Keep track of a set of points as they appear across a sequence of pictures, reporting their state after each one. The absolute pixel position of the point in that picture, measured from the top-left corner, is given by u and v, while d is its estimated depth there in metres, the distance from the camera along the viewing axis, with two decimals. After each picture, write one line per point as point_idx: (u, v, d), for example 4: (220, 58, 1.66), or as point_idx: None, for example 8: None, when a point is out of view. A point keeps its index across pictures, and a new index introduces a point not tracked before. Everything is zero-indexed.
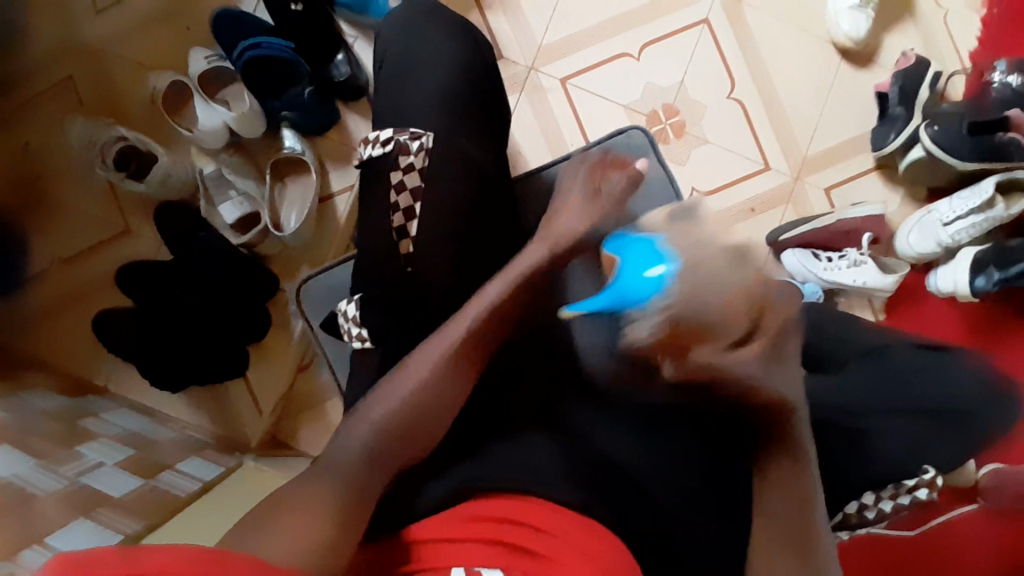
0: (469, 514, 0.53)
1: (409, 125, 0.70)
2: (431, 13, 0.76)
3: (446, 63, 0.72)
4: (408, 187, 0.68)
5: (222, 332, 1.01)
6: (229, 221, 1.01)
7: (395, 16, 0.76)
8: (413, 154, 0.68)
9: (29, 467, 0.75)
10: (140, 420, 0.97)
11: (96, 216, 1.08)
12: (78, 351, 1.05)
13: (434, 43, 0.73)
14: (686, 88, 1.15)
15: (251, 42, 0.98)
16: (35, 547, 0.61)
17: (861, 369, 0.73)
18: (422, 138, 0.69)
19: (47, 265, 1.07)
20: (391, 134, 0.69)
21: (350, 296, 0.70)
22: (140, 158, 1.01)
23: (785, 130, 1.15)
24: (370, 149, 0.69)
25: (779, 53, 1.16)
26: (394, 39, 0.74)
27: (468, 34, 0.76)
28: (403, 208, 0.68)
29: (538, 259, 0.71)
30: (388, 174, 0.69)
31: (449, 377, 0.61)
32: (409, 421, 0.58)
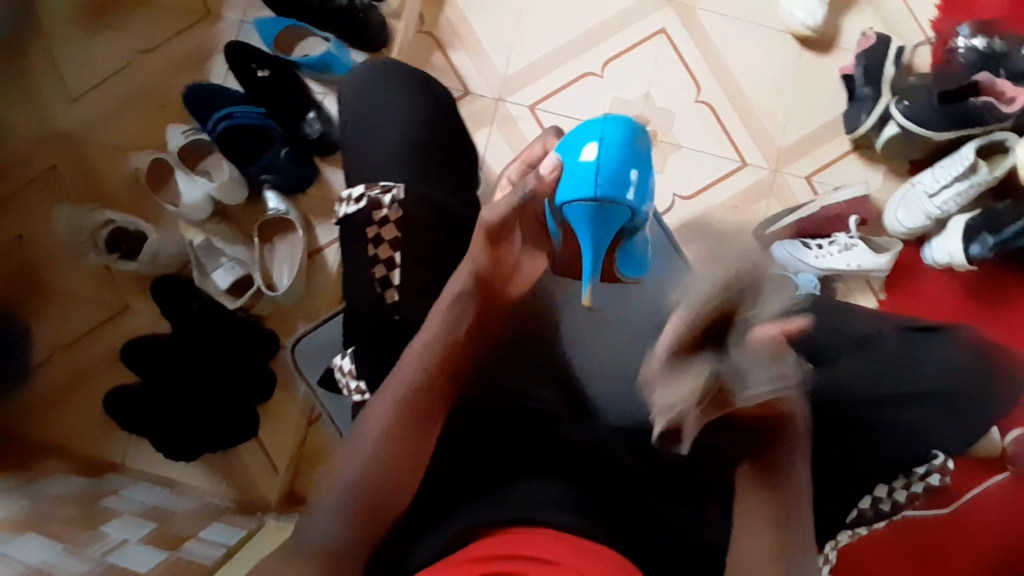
0: (470, 555, 0.52)
1: (379, 179, 0.71)
2: (390, 67, 0.78)
3: (409, 114, 0.75)
4: (386, 238, 0.70)
5: (228, 397, 1.03)
6: (223, 286, 1.03)
7: (355, 75, 0.79)
8: (386, 207, 0.70)
9: (56, 552, 0.76)
10: (157, 491, 0.99)
11: (94, 297, 1.10)
12: (93, 432, 1.07)
13: (394, 96, 0.76)
14: (652, 98, 1.17)
15: (223, 113, 1.01)
16: None
17: (849, 362, 0.73)
18: (393, 190, 0.70)
19: (55, 351, 1.09)
20: (362, 191, 0.71)
21: (345, 353, 0.71)
22: (131, 238, 1.05)
23: (755, 124, 1.16)
24: (345, 207, 0.72)
25: (737, 50, 1.18)
26: (356, 96, 0.77)
27: (426, 81, 0.79)
28: (383, 260, 0.70)
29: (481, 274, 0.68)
30: (366, 230, 0.70)
31: (421, 392, 0.63)
32: (401, 450, 0.61)
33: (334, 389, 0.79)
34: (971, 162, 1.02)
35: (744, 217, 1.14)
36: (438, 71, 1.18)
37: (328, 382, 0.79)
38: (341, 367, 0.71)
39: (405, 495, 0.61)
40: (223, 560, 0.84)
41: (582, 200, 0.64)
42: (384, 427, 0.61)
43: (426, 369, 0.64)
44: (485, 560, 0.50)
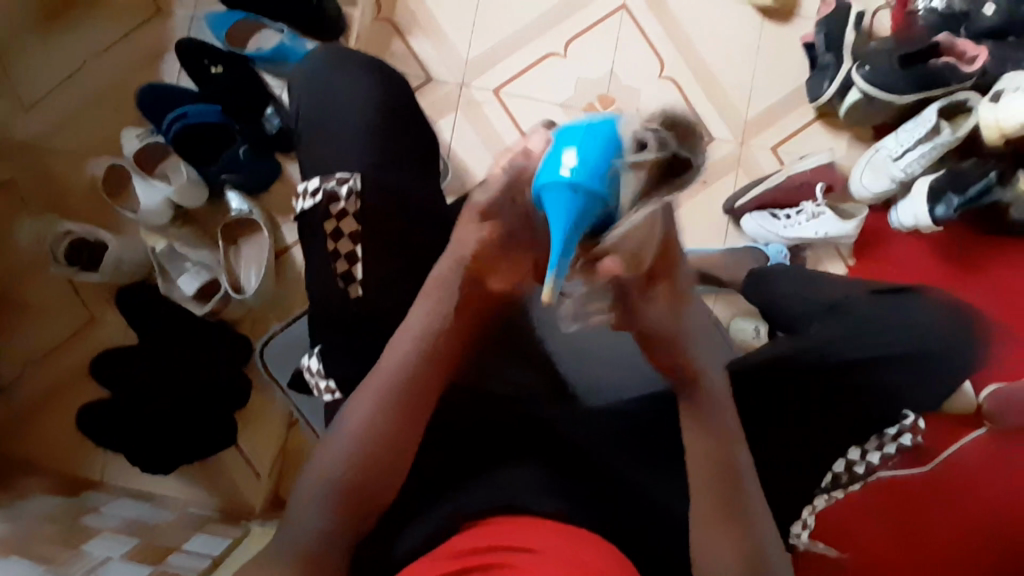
0: (452, 549, 0.51)
1: (335, 171, 0.69)
2: (342, 54, 0.76)
3: (364, 101, 0.73)
4: (345, 233, 0.68)
5: (202, 406, 1.00)
6: (189, 292, 1.00)
7: (308, 64, 0.76)
8: (344, 200, 0.68)
9: (38, 573, 0.74)
10: (137, 505, 0.97)
11: (57, 311, 1.07)
12: (66, 448, 1.05)
13: (347, 84, 0.73)
14: (618, 76, 1.15)
15: (178, 113, 0.99)
16: None
17: (822, 327, 0.74)
18: (350, 182, 0.68)
19: (22, 369, 1.06)
20: (318, 183, 0.69)
21: (312, 352, 0.70)
22: (92, 248, 1.01)
23: (721, 97, 1.16)
24: (302, 202, 0.70)
25: (699, 23, 1.17)
26: (308, 88, 0.74)
27: (381, 69, 0.76)
28: (344, 254, 0.68)
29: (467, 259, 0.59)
30: (322, 227, 0.68)
31: (405, 395, 0.59)
32: (383, 456, 0.57)
33: (308, 390, 0.78)
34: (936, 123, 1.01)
35: (715, 191, 1.14)
36: (398, 58, 1.15)
37: (301, 384, 0.77)
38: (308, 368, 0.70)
39: (390, 487, 0.59)
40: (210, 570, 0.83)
41: (559, 188, 0.44)
42: (365, 434, 0.57)
43: (407, 370, 0.59)
44: (466, 554, 0.50)
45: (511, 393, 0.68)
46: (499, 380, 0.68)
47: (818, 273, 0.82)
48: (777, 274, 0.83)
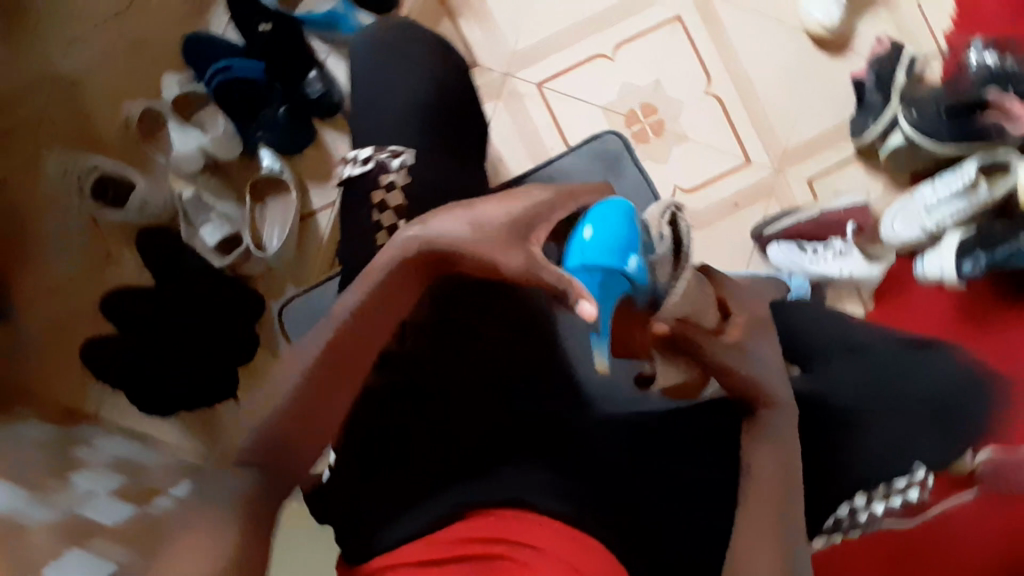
0: (455, 535, 0.54)
1: (387, 144, 0.70)
2: (410, 29, 0.77)
3: (426, 80, 0.73)
4: (391, 205, 0.67)
5: (207, 356, 1.00)
6: (211, 243, 1.00)
7: (371, 36, 0.77)
8: (395, 172, 0.68)
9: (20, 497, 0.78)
10: (129, 444, 0.99)
11: (77, 243, 1.07)
12: (70, 380, 1.05)
13: (411, 62, 0.74)
14: (662, 87, 1.15)
15: (220, 66, 0.98)
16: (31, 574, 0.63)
17: (848, 370, 0.74)
18: (405, 157, 0.69)
19: (35, 295, 1.07)
20: (370, 152, 0.69)
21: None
22: (118, 186, 1.01)
23: (763, 122, 1.15)
24: (351, 168, 0.70)
25: (751, 45, 1.16)
26: (366, 63, 0.75)
27: (439, 49, 0.76)
28: (386, 226, 0.67)
29: (428, 238, 0.60)
30: (370, 195, 0.68)
31: (335, 361, 0.60)
32: (305, 418, 0.59)
33: None
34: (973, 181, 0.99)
35: (744, 216, 1.14)
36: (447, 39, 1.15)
37: None
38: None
39: (308, 450, 0.60)
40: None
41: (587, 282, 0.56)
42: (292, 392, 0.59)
43: (332, 338, 0.60)
44: (469, 541, 0.53)
45: (526, 387, 0.67)
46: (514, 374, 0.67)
47: (844, 315, 0.81)
48: (802, 307, 0.80)
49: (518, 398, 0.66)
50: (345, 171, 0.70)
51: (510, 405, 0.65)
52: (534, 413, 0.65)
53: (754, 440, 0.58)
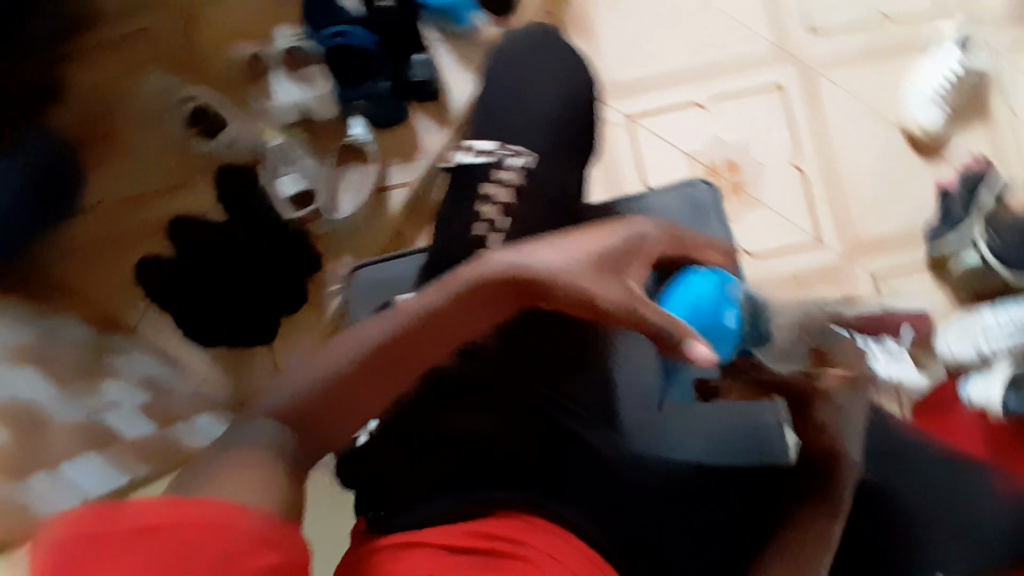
0: (468, 526, 0.56)
1: (508, 143, 0.72)
2: (550, 39, 0.79)
3: (550, 92, 0.75)
4: (498, 201, 0.69)
5: (254, 300, 1.03)
6: (286, 194, 1.02)
7: (509, 42, 0.79)
8: (510, 171, 0.70)
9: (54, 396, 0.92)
10: (158, 367, 1.01)
11: (156, 160, 1.08)
12: (113, 288, 1.05)
13: (540, 71, 0.76)
14: (751, 149, 1.15)
15: (336, 30, 1.01)
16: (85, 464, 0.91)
17: (905, 478, 0.71)
18: (526, 159, 0.70)
19: (99, 203, 1.08)
20: (491, 147, 0.71)
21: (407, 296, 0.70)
22: (213, 119, 1.04)
23: (842, 207, 1.15)
24: (468, 155, 0.71)
25: (846, 130, 1.16)
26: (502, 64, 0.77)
27: (562, 61, 0.78)
28: (488, 220, 0.68)
29: (522, 264, 0.61)
30: (478, 185, 0.70)
31: (398, 360, 0.58)
32: (342, 402, 0.56)
33: None
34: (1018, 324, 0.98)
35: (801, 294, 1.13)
36: None
37: None
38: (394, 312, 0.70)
39: (341, 433, 0.56)
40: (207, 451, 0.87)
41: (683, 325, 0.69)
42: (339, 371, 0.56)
43: (402, 330, 0.58)
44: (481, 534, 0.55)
45: (569, 407, 0.67)
46: (560, 392, 0.68)
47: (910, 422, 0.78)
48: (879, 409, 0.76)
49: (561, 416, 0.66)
50: (458, 156, 0.71)
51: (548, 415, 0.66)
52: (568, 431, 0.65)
53: (816, 509, 0.62)
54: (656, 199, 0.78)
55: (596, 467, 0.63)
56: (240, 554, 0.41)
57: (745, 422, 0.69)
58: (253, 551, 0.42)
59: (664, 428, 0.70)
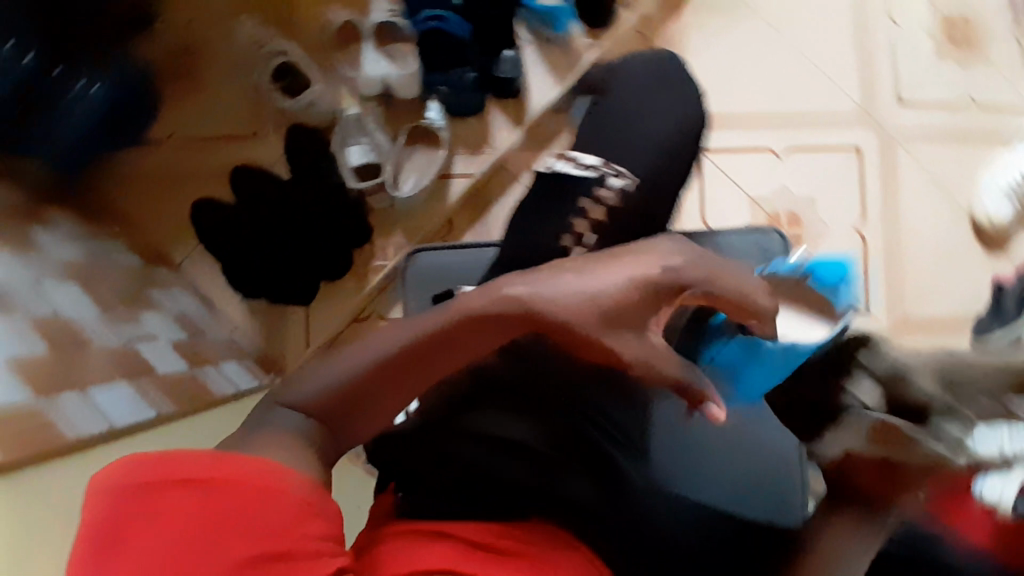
0: (483, 526, 0.55)
1: (611, 161, 0.71)
2: (674, 71, 0.78)
3: (655, 117, 0.74)
4: (591, 217, 0.69)
5: (301, 260, 1.04)
6: (353, 164, 1.03)
7: (629, 64, 0.78)
8: (608, 190, 0.70)
9: (94, 316, 0.81)
10: (197, 308, 1.02)
11: (230, 106, 1.10)
12: (168, 224, 1.08)
13: (648, 95, 0.75)
14: (817, 206, 1.14)
15: (433, 14, 1.00)
16: (78, 392, 0.69)
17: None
18: (625, 182, 0.70)
19: (167, 135, 1.09)
20: (595, 163, 0.71)
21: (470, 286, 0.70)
22: (295, 76, 1.04)
23: (895, 281, 1.13)
24: (569, 166, 0.71)
25: (914, 206, 1.15)
26: (625, 85, 0.77)
27: (683, 89, 0.77)
28: (576, 233, 0.68)
29: (544, 295, 0.52)
30: (577, 198, 0.70)
31: (404, 372, 0.51)
32: (358, 400, 0.51)
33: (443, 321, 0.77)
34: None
35: None
36: None
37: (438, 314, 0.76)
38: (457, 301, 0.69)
39: (368, 427, 0.53)
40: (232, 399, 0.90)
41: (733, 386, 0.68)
42: (343, 379, 0.51)
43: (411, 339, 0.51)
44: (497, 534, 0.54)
45: (602, 425, 0.66)
46: (597, 408, 0.67)
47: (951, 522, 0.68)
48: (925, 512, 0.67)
49: (593, 435, 0.65)
50: (555, 164, 0.71)
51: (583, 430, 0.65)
52: (600, 450, 0.65)
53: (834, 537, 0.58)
54: (729, 238, 0.77)
55: (620, 491, 0.63)
56: (282, 523, 0.43)
57: (768, 478, 0.71)
58: (294, 520, 0.43)
59: (684, 440, 0.71)
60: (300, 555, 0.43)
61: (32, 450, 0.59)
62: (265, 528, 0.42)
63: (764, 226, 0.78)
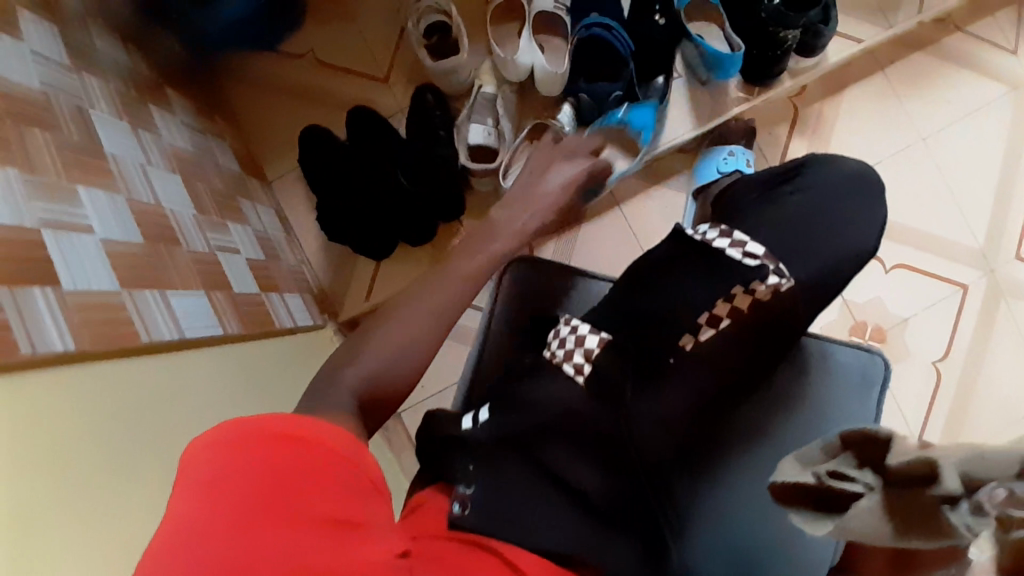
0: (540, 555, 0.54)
1: (778, 261, 0.67)
2: (868, 184, 0.75)
3: (846, 236, 0.72)
4: (733, 303, 0.65)
5: (389, 216, 1.01)
6: (471, 141, 1.01)
7: (835, 161, 0.76)
8: (764, 286, 0.65)
9: (189, 213, 0.81)
10: (278, 230, 1.02)
11: (371, 45, 1.08)
12: (275, 138, 1.08)
13: (837, 211, 0.73)
14: (905, 328, 1.10)
15: (602, 20, 0.97)
16: (158, 292, 0.68)
17: None
18: (783, 282, 0.66)
19: (303, 53, 1.09)
20: (761, 254, 0.67)
21: (577, 319, 0.68)
22: (446, 36, 1.02)
23: (957, 425, 1.08)
24: (730, 247, 0.67)
25: (1002, 362, 1.10)
26: (819, 194, 0.73)
27: (869, 203, 0.74)
28: (712, 313, 0.65)
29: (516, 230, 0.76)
30: (731, 286, 0.65)
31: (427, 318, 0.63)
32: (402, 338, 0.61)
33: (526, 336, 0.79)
34: (990, 474, 0.38)
35: None
36: (771, 140, 1.12)
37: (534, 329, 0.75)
38: (564, 327, 0.68)
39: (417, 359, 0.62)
40: (287, 333, 0.91)
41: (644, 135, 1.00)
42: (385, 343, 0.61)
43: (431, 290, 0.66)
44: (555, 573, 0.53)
45: (654, 484, 0.64)
46: (653, 466, 0.65)
47: None
48: None
49: (648, 493, 0.62)
50: (711, 236, 0.68)
51: (643, 484, 0.62)
52: (655, 514, 0.61)
53: None
54: (837, 349, 0.77)
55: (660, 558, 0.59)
56: (358, 494, 0.45)
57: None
58: (364, 497, 0.45)
59: (725, 504, 0.71)
60: (372, 531, 0.45)
61: (114, 344, 0.59)
62: (342, 491, 0.44)
63: (872, 348, 0.78)
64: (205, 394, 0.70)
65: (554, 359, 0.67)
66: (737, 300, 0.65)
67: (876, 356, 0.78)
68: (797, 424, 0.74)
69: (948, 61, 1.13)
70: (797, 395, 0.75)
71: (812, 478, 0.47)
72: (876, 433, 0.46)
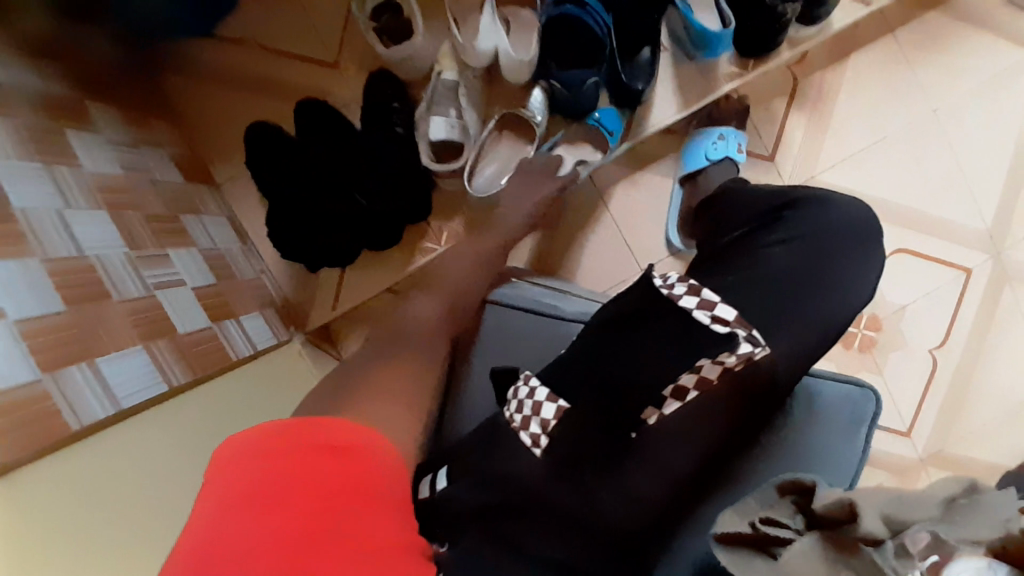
0: None
1: (751, 325, 0.60)
2: (867, 227, 0.70)
3: (836, 286, 0.66)
4: (700, 372, 0.60)
5: (345, 222, 0.93)
6: (433, 137, 0.91)
7: (830, 200, 0.71)
8: (735, 355, 0.57)
9: (123, 251, 0.74)
10: (230, 242, 0.96)
11: (319, 27, 0.98)
12: (222, 136, 1.00)
13: (831, 252, 0.67)
14: (903, 315, 1.04)
15: None
16: (87, 363, 0.62)
17: None
18: (756, 350, 0.58)
19: (246, 40, 0.99)
20: (734, 320, 0.59)
21: (537, 377, 0.63)
22: (398, 16, 0.91)
23: (951, 415, 1.04)
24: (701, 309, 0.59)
25: (1003, 347, 1.04)
26: (811, 233, 0.68)
27: (863, 247, 0.69)
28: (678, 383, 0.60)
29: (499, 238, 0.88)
30: (698, 356, 0.58)
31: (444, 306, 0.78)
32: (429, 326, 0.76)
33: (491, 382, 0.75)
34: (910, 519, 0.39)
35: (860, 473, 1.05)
36: (766, 117, 1.01)
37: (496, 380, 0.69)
38: (522, 387, 0.63)
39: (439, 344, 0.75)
40: (249, 359, 0.88)
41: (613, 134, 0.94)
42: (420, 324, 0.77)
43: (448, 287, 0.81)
44: None
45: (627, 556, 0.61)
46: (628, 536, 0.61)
47: None
48: None
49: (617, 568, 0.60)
50: (679, 292, 0.62)
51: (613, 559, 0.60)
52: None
53: None
54: (823, 386, 0.73)
55: None
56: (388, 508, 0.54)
57: None
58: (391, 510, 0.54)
59: None
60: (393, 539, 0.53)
61: (41, 442, 0.55)
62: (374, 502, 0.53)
63: (864, 383, 0.73)
64: (155, 458, 0.67)
65: (512, 423, 0.62)
66: (704, 370, 0.59)
67: (868, 394, 0.73)
68: (779, 468, 0.71)
69: (961, 22, 1.01)
70: (779, 438, 0.72)
71: (746, 526, 0.47)
72: (804, 484, 0.48)
